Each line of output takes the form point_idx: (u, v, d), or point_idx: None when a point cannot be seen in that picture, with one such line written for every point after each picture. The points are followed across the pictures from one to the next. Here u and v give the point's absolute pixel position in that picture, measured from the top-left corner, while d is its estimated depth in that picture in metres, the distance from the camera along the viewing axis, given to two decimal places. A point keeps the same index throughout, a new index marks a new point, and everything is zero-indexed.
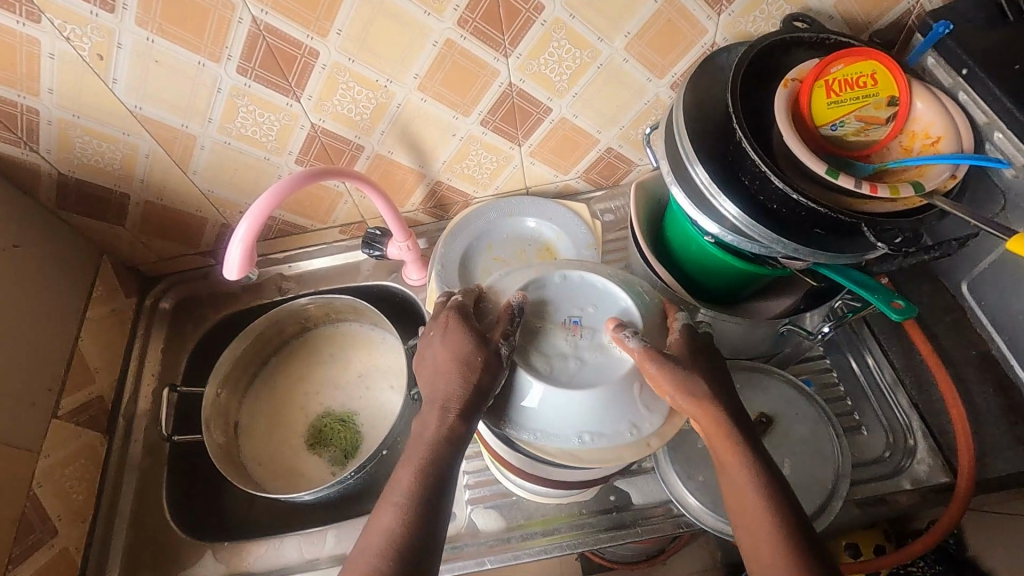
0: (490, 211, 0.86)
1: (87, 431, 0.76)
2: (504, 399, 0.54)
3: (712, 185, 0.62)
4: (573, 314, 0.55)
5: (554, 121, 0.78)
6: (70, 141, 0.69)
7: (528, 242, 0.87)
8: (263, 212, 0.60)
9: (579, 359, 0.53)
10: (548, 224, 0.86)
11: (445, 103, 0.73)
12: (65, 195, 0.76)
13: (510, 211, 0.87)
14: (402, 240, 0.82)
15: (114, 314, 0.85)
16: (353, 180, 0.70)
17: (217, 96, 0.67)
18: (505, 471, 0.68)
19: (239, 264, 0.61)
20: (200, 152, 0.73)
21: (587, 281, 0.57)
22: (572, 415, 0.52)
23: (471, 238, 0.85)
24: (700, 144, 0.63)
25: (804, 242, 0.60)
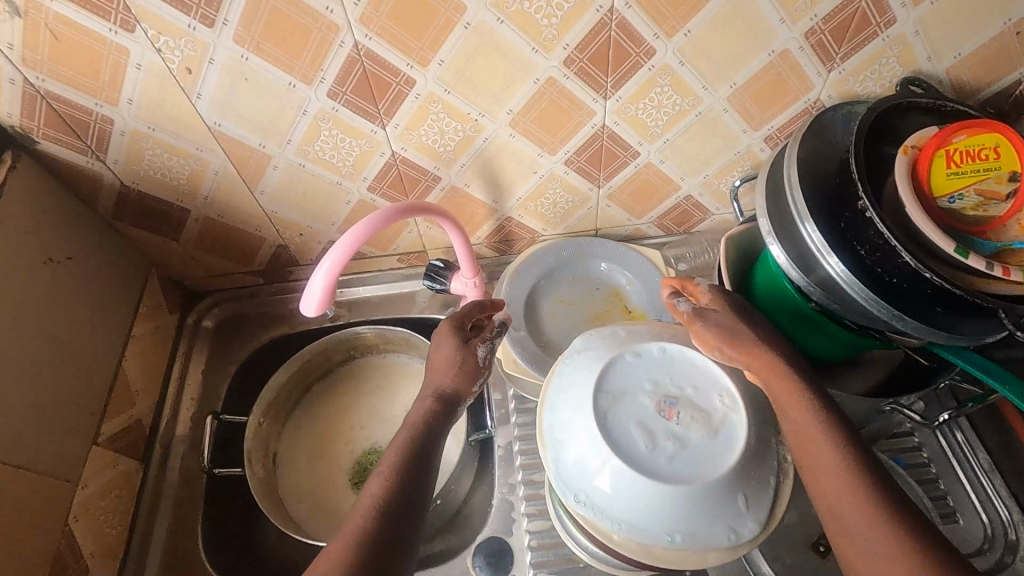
0: (557, 250, 0.83)
1: (124, 459, 0.71)
2: (589, 478, 0.50)
3: (824, 252, 0.58)
4: (672, 392, 0.52)
5: (639, 166, 0.75)
6: (139, 152, 0.65)
7: (595, 285, 0.84)
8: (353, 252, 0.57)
9: (676, 445, 0.49)
10: (618, 268, 0.83)
11: (534, 140, 0.69)
12: (123, 206, 0.72)
13: (582, 252, 0.83)
14: (469, 278, 0.78)
15: (157, 331, 0.81)
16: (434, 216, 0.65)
17: (301, 119, 0.64)
18: (567, 522, 0.63)
19: (319, 293, 0.57)
20: (271, 173, 0.70)
21: (688, 359, 0.54)
22: (648, 495, 0.48)
23: (537, 278, 0.82)
24: (814, 206, 0.60)
25: (927, 320, 0.55)
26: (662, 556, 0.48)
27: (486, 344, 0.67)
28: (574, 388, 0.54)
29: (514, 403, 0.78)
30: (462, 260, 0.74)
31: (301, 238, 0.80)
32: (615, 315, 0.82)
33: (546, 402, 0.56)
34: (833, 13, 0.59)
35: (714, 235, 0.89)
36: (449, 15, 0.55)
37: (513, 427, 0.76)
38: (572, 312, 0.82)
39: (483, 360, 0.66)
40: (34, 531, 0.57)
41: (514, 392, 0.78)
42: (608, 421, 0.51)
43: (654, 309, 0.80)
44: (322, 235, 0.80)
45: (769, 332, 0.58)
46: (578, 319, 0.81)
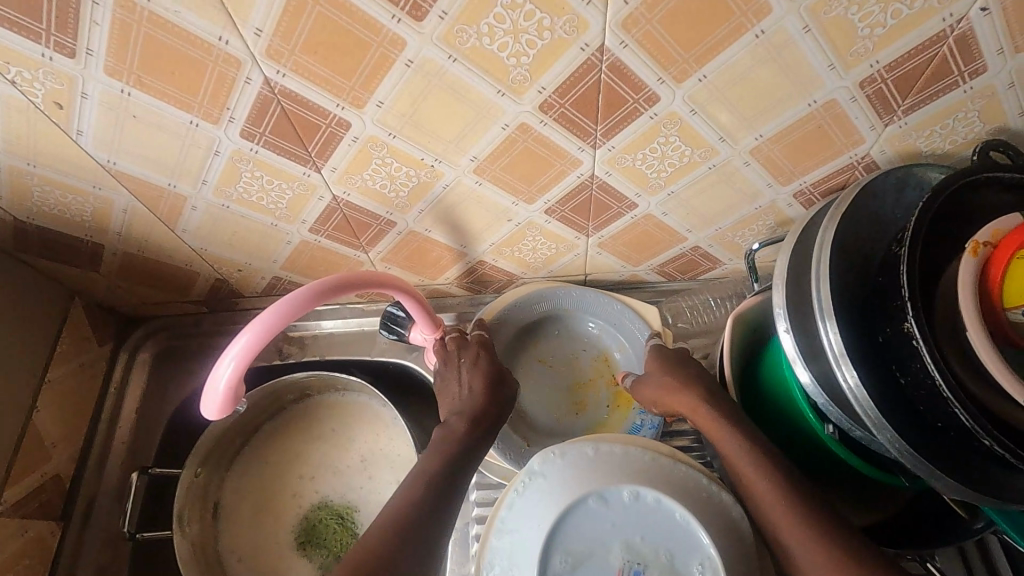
0: (539, 304, 0.71)
1: (36, 523, 0.64)
2: None
3: (848, 375, 0.46)
4: (636, 557, 0.43)
5: (637, 217, 0.62)
6: (25, 188, 0.54)
7: (581, 346, 0.73)
8: (235, 378, 0.48)
9: None
10: (609, 328, 0.72)
11: (506, 189, 0.57)
12: (25, 239, 0.62)
13: (568, 304, 0.71)
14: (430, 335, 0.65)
15: (83, 369, 0.72)
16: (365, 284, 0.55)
17: (214, 159, 0.51)
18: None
19: (210, 409, 0.50)
20: (191, 213, 0.58)
21: (664, 512, 0.44)
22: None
23: (513, 338, 0.71)
24: (845, 310, 0.47)
25: (971, 482, 0.44)
26: None
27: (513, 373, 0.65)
28: (524, 536, 0.44)
29: (474, 477, 0.68)
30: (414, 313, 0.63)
31: (241, 273, 0.70)
32: (600, 385, 0.71)
33: (488, 539, 0.46)
34: (901, 60, 0.44)
35: (722, 285, 0.76)
36: (383, 50, 0.42)
37: (471, 506, 0.67)
38: (551, 379, 0.72)
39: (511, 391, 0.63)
40: None
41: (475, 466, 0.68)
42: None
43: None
44: (265, 271, 0.70)
45: (771, 472, 0.46)
46: (557, 387, 0.71)
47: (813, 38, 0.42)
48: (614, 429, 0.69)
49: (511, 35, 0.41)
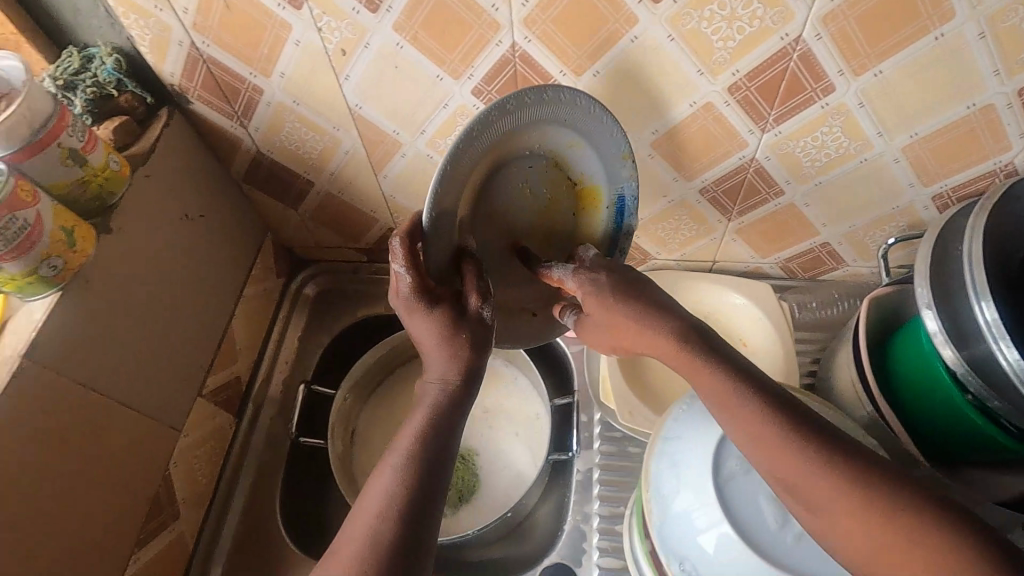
0: (488, 130, 0.51)
1: (221, 413, 0.74)
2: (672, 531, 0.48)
3: (1005, 350, 0.50)
4: None
5: (780, 205, 0.69)
6: (279, 124, 0.66)
7: (525, 164, 0.58)
8: None
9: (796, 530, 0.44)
10: (564, 129, 0.57)
11: (673, 164, 0.65)
12: (255, 171, 0.74)
13: (528, 103, 0.52)
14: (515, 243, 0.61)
15: (264, 294, 0.83)
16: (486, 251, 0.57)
17: (440, 112, 0.62)
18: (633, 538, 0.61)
19: None
20: (399, 159, 0.69)
21: None
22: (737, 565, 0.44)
23: (454, 191, 0.52)
24: (995, 284, 0.52)
25: None
26: None
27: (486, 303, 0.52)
28: (690, 439, 0.50)
29: (599, 429, 0.75)
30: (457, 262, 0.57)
31: None
32: (562, 195, 0.62)
33: (655, 449, 0.52)
34: None
35: (843, 287, 0.81)
36: (618, 26, 0.52)
37: (595, 454, 0.73)
38: (501, 212, 0.59)
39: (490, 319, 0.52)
40: (138, 472, 0.60)
41: (600, 417, 0.75)
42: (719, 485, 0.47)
43: (609, 178, 0.62)
44: None
45: None
46: (510, 207, 0.59)
47: (985, 44, 0.49)
48: (593, 230, 0.66)
49: (727, 21, 0.50)
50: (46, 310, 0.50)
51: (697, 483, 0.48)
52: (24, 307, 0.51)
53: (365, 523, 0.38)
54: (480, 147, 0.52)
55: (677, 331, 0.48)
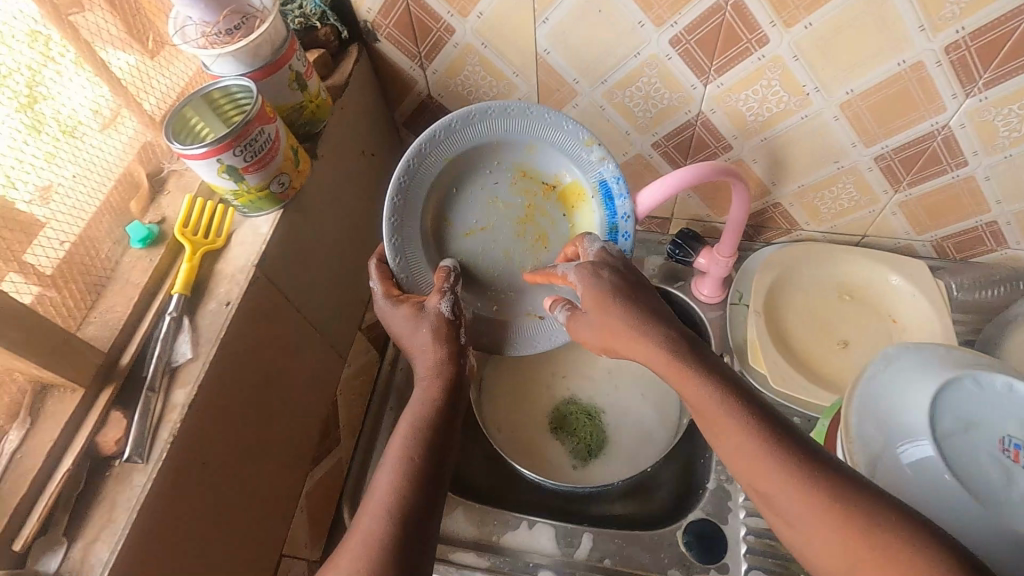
0: (419, 171, 0.59)
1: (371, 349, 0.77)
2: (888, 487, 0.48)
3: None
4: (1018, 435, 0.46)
5: (957, 177, 0.67)
6: (460, 66, 0.67)
7: (491, 180, 0.63)
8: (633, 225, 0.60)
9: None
10: (507, 143, 0.61)
11: (856, 127, 0.64)
12: (419, 115, 0.75)
13: (457, 125, 0.59)
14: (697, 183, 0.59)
15: None
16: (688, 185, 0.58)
17: (629, 61, 0.62)
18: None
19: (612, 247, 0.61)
20: (569, 109, 0.69)
21: None
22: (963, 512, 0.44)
23: (411, 220, 0.61)
24: None
25: None
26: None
27: (445, 298, 0.57)
28: (892, 399, 0.50)
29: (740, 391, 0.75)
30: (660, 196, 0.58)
31: None
32: (540, 202, 0.64)
33: (853, 407, 0.52)
34: None
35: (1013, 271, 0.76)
36: None
37: None
38: (482, 231, 0.64)
39: (450, 312, 0.57)
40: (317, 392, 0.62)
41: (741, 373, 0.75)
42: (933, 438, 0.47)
43: (582, 168, 0.61)
44: None
45: None
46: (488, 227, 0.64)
47: None
48: (585, 229, 0.64)
49: None
50: (272, 225, 0.52)
51: (907, 435, 0.48)
52: (249, 221, 0.53)
53: (368, 519, 0.42)
54: (427, 171, 0.60)
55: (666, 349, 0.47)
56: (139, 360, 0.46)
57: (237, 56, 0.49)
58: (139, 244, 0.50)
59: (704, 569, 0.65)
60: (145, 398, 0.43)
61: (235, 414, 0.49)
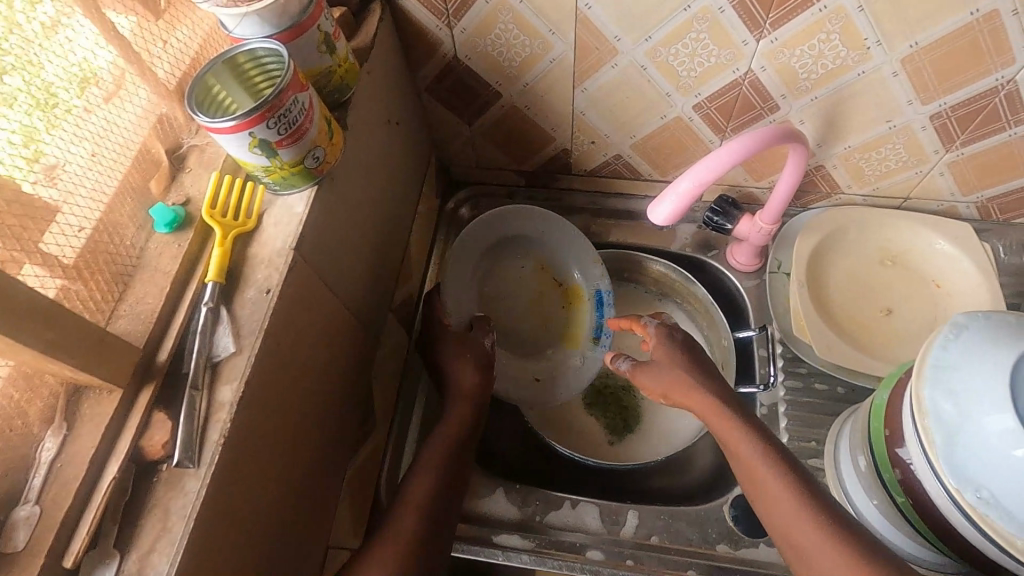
0: (475, 234, 0.73)
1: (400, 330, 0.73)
2: (967, 454, 0.45)
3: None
4: None
5: (1014, 136, 0.64)
6: (492, 24, 0.62)
7: (519, 260, 0.77)
8: (692, 191, 0.54)
9: None
10: (542, 230, 0.76)
11: (915, 83, 0.60)
12: (442, 79, 0.70)
13: (525, 212, 0.74)
14: (759, 143, 0.54)
15: (428, 213, 0.81)
16: (757, 139, 0.54)
17: (678, 15, 0.58)
18: (857, 464, 0.60)
19: (663, 214, 0.55)
20: (607, 70, 0.65)
21: None
22: None
23: (465, 256, 0.73)
24: None
25: None
26: None
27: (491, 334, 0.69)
28: (969, 369, 0.48)
29: (783, 361, 0.72)
30: (733, 154, 0.53)
31: (591, 146, 0.77)
32: (547, 294, 0.77)
33: (924, 376, 0.50)
34: None
35: None
36: None
37: (779, 390, 0.71)
38: (504, 301, 0.76)
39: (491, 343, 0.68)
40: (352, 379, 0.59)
41: (781, 337, 0.73)
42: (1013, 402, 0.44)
43: (587, 278, 0.76)
44: (614, 147, 0.76)
45: None
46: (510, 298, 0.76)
47: None
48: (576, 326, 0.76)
49: None
50: (308, 204, 0.48)
51: (992, 403, 0.45)
52: (282, 199, 0.49)
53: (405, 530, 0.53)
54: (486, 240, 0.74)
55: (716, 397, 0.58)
56: (178, 355, 0.42)
57: (263, 15, 0.44)
58: (165, 228, 0.45)
59: (752, 543, 0.64)
60: (190, 396, 0.40)
61: (280, 409, 0.46)
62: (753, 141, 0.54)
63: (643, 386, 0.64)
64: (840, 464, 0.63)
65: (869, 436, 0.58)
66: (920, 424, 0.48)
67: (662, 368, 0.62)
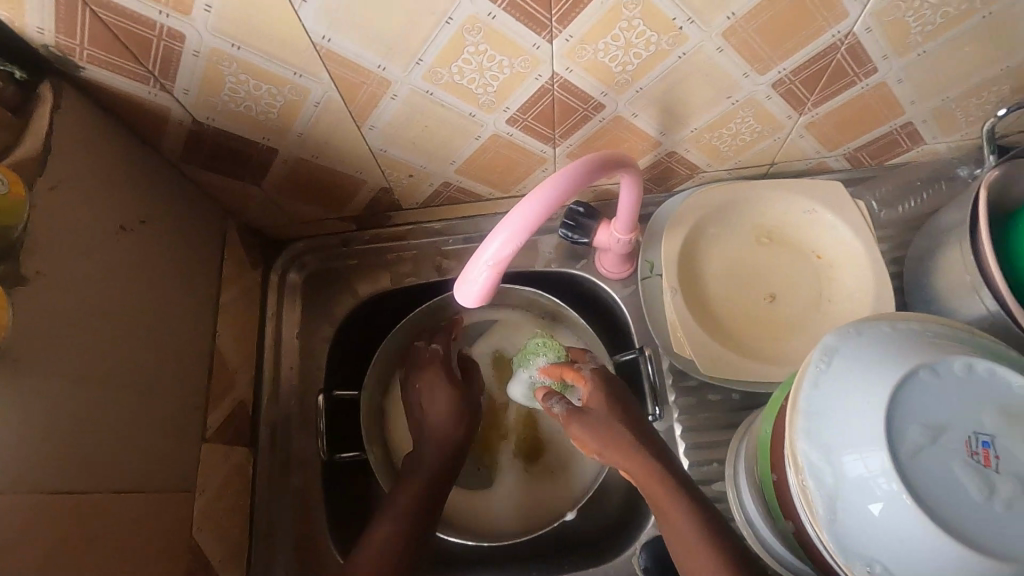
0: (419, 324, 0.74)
1: (234, 449, 0.62)
2: (849, 522, 0.40)
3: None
4: (980, 431, 0.40)
5: (867, 87, 0.56)
6: (218, 79, 0.48)
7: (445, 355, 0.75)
8: (496, 268, 0.43)
9: (999, 506, 0.38)
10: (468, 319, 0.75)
11: (745, 55, 0.50)
12: (195, 147, 0.56)
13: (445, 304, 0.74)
14: (571, 178, 0.43)
15: (245, 294, 0.68)
16: (567, 178, 0.43)
17: (442, 31, 0.45)
18: (747, 499, 0.55)
19: (472, 297, 0.45)
20: (388, 103, 0.52)
21: (1001, 380, 0.41)
22: (936, 552, 0.37)
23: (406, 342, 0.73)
24: None
25: None
26: None
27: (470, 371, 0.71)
28: (842, 414, 0.41)
29: (673, 379, 0.66)
30: (538, 209, 0.42)
31: (411, 179, 0.64)
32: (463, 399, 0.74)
33: (796, 428, 0.43)
34: None
35: (919, 168, 0.69)
36: None
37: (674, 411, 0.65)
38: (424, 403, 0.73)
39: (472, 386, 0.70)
40: (152, 563, 0.48)
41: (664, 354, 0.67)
42: (894, 460, 0.38)
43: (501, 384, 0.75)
44: (438, 175, 0.64)
45: None
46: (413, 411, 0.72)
47: None
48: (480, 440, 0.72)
49: None
50: None
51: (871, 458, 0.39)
52: None
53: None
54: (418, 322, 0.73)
55: (657, 456, 0.52)
56: None
57: None
58: None
59: None
60: None
61: None
62: (561, 183, 0.43)
63: (573, 433, 0.56)
64: (733, 498, 0.58)
65: (755, 476, 0.53)
66: (802, 488, 0.42)
67: (594, 422, 0.54)
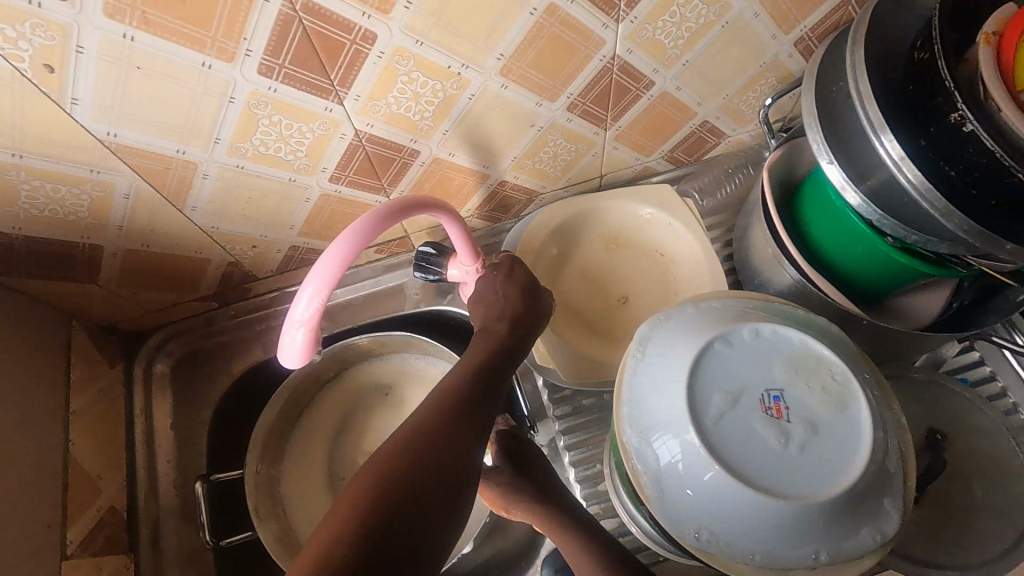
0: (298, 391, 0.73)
1: (107, 560, 0.60)
2: (676, 495, 0.43)
3: (888, 144, 0.48)
4: (771, 386, 0.44)
5: (653, 97, 0.62)
6: (11, 189, 0.47)
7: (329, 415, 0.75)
8: (307, 326, 0.46)
9: (794, 450, 0.42)
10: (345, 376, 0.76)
11: (530, 87, 0.55)
12: (12, 258, 0.54)
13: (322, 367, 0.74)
14: (365, 229, 0.46)
15: (103, 395, 0.66)
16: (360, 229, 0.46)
17: (228, 110, 0.47)
18: (622, 495, 0.58)
19: (294, 356, 0.48)
20: (202, 182, 0.53)
21: (784, 337, 0.46)
22: (744, 503, 0.41)
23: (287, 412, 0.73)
24: (889, 111, 0.48)
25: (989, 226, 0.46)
26: (761, 561, 0.41)
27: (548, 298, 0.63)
28: (655, 396, 0.45)
29: (547, 393, 0.69)
30: (331, 265, 0.45)
31: (256, 249, 0.65)
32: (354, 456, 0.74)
33: (623, 417, 0.46)
34: None
35: (728, 158, 0.77)
36: None
37: (553, 422, 0.68)
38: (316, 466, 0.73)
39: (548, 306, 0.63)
40: None
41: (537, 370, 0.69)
42: (698, 428, 0.42)
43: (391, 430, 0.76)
44: (282, 241, 0.65)
45: None
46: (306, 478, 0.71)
47: None
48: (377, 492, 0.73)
49: None
50: None
51: (679, 432, 0.43)
52: None
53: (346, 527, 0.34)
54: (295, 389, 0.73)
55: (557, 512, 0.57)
56: None
57: None
58: None
59: None
60: None
61: None
62: (356, 235, 0.45)
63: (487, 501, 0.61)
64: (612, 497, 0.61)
65: (617, 470, 0.56)
66: (632, 473, 0.45)
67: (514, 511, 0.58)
